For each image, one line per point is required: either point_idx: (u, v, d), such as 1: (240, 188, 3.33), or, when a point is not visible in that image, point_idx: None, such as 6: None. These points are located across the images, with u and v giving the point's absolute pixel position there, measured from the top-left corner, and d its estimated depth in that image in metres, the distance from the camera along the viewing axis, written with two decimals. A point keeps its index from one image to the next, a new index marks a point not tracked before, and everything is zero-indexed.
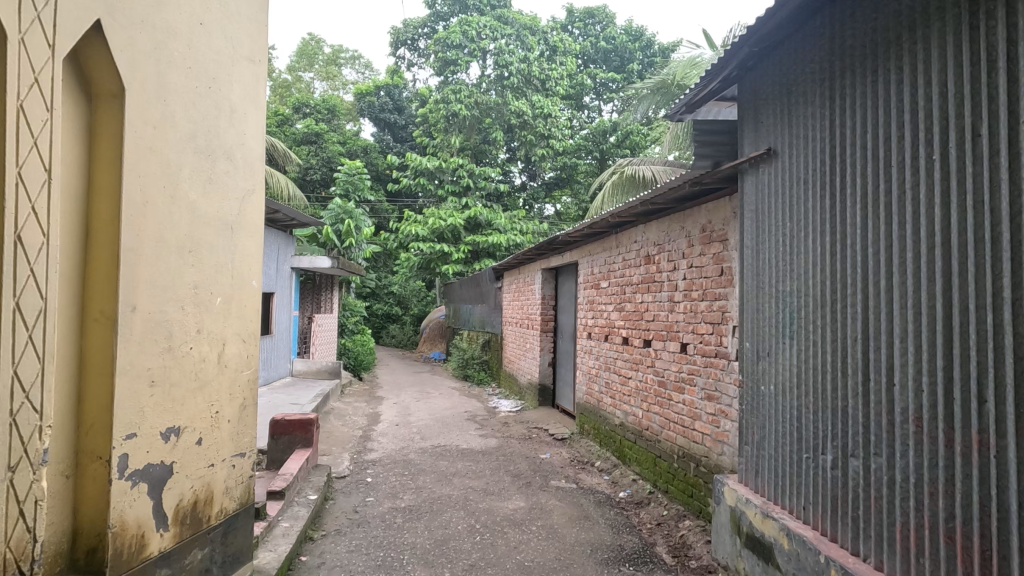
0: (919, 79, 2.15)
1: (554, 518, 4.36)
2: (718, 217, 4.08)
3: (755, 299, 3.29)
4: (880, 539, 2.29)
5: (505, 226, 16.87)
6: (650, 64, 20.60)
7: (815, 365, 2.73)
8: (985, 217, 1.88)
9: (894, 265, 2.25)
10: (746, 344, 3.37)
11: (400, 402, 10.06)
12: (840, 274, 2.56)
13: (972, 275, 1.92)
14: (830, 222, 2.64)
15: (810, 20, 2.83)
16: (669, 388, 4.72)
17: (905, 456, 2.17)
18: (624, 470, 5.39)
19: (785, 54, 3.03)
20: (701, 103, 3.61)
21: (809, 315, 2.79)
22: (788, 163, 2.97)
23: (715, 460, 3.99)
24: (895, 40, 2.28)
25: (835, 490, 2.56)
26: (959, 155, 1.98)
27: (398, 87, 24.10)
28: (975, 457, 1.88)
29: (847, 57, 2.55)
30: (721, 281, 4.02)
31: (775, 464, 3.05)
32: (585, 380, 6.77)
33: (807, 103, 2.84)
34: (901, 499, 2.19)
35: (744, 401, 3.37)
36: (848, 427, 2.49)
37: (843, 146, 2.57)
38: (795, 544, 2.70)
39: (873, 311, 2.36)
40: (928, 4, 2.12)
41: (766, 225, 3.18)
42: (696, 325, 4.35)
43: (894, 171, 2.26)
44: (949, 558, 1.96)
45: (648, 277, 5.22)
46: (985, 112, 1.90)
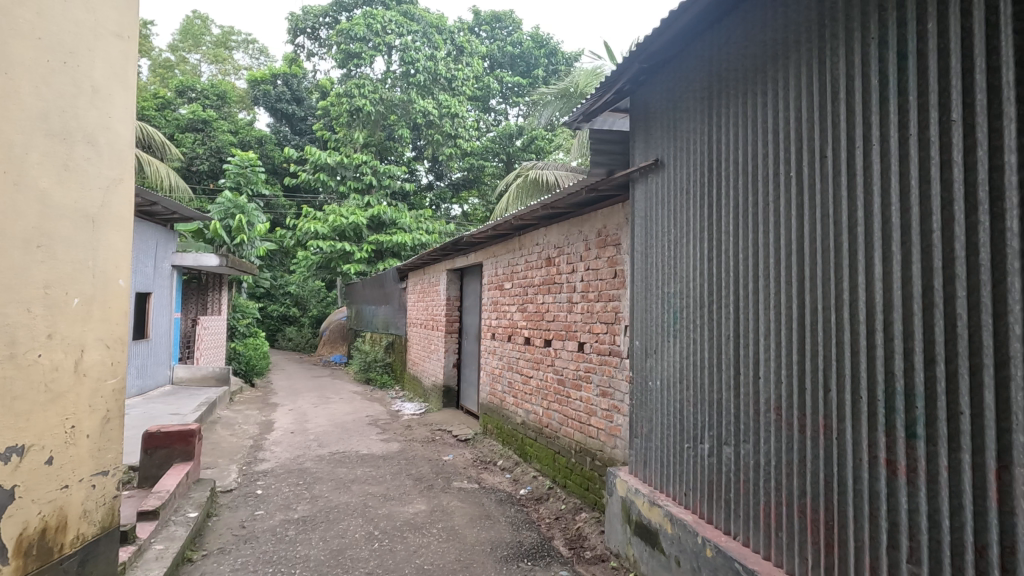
0: (781, 104, 2.41)
1: (455, 520, 4.35)
2: (613, 222, 4.30)
3: (643, 299, 3.51)
4: (747, 518, 2.53)
5: (410, 226, 16.65)
6: (555, 72, 21.26)
7: (694, 361, 2.96)
8: (830, 228, 2.13)
9: (761, 270, 2.49)
10: (636, 343, 3.59)
11: (297, 408, 9.55)
12: (716, 278, 2.80)
13: (821, 280, 2.17)
14: (708, 230, 2.88)
15: (693, 43, 3.06)
16: (568, 386, 4.89)
17: (769, 442, 2.41)
18: (525, 468, 5.51)
19: (671, 73, 3.26)
20: (596, 113, 3.80)
21: (690, 315, 3.02)
22: (674, 173, 3.20)
23: (609, 453, 4.19)
24: (763, 68, 2.53)
25: (710, 476, 2.80)
26: (812, 172, 2.22)
27: (297, 77, 22.83)
28: (821, 439, 2.14)
29: (723, 81, 2.80)
30: (615, 283, 4.23)
31: (660, 454, 3.27)
32: (489, 380, 6.84)
33: (689, 119, 3.07)
34: (764, 480, 2.43)
35: (634, 396, 3.59)
36: (723, 418, 2.72)
37: (719, 161, 2.81)
38: (677, 528, 2.91)
39: (743, 312, 2.61)
40: (788, 39, 2.38)
41: (653, 232, 3.41)
42: (592, 325, 4.54)
43: (761, 186, 2.51)
44: (802, 530, 2.21)
45: (549, 279, 5.38)
46: (830, 136, 2.15)
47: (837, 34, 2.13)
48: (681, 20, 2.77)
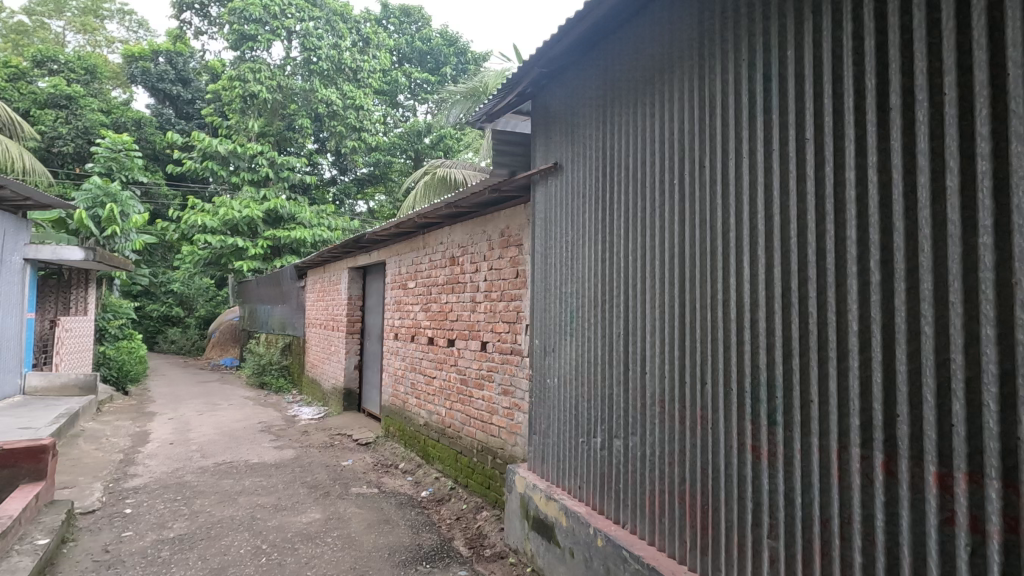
0: (667, 115, 2.55)
1: (352, 526, 4.20)
2: (515, 223, 4.36)
3: (543, 299, 3.60)
4: (635, 507, 2.66)
5: (310, 221, 15.86)
6: (464, 71, 21.27)
7: (589, 359, 3.07)
8: (707, 233, 2.29)
9: (648, 272, 2.63)
10: (536, 341, 3.67)
11: (179, 417, 8.76)
12: (609, 278, 2.92)
13: (699, 281, 2.32)
14: (602, 232, 3.00)
15: (588, 52, 3.17)
16: (470, 385, 4.89)
17: (654, 434, 2.55)
18: (427, 470, 5.44)
19: (569, 79, 3.36)
20: (499, 114, 3.85)
21: (585, 314, 3.13)
22: (572, 177, 3.31)
23: (510, 451, 4.25)
24: (651, 80, 2.67)
25: (602, 469, 2.92)
26: (692, 180, 2.38)
27: (183, 56, 20.95)
28: (699, 429, 2.29)
29: (616, 90, 2.93)
30: (517, 283, 4.29)
31: (557, 449, 3.37)
32: (391, 381, 6.67)
33: (586, 125, 3.18)
34: (649, 470, 2.57)
35: (534, 393, 3.67)
36: (614, 413, 2.85)
37: (613, 166, 2.93)
38: (571, 520, 3.01)
39: (632, 311, 2.74)
40: (672, 54, 2.53)
41: (552, 233, 3.51)
42: (495, 324, 4.57)
43: (648, 191, 2.65)
44: (681, 515, 2.36)
45: (452, 278, 5.35)
46: (707, 148, 2.31)
47: (714, 52, 2.29)
48: (578, 27, 2.87)
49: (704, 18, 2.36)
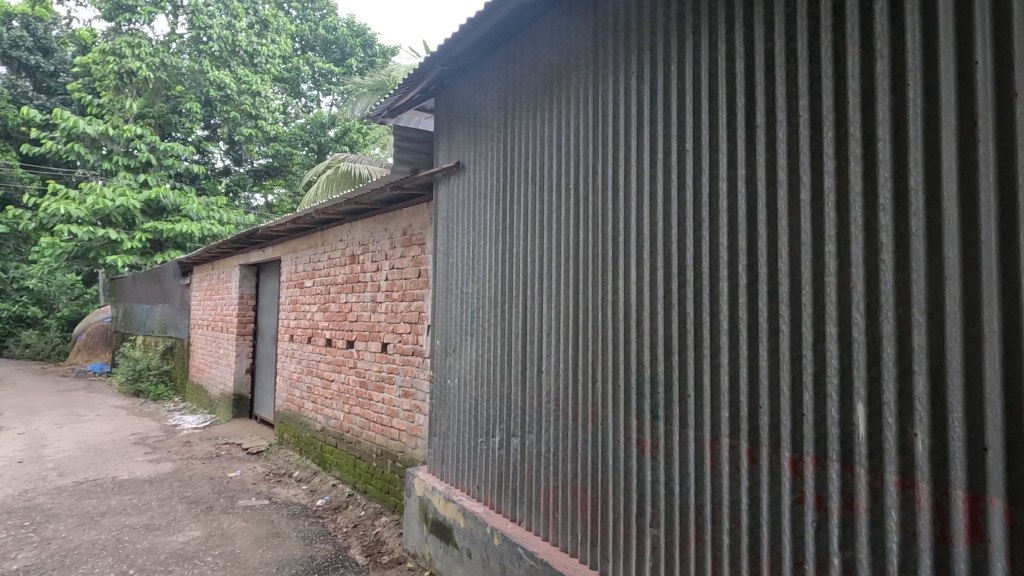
0: (564, 122, 2.62)
1: (237, 542, 3.91)
2: (417, 221, 4.29)
3: (444, 299, 3.57)
4: (530, 503, 2.71)
5: (198, 214, 14.60)
6: (371, 64, 20.68)
7: (488, 359, 3.09)
8: (599, 237, 2.37)
9: (545, 273, 2.68)
10: (437, 341, 3.63)
11: (31, 431, 7.70)
12: (508, 278, 2.95)
13: (591, 282, 2.40)
14: (503, 233, 3.02)
15: (491, 53, 3.18)
16: (370, 388, 4.74)
17: (550, 431, 2.61)
18: (324, 477, 5.21)
19: (471, 80, 3.36)
20: (402, 110, 3.78)
21: (485, 314, 3.14)
22: (473, 177, 3.31)
23: (410, 454, 4.16)
24: (549, 86, 2.73)
25: (500, 468, 2.95)
26: (587, 185, 2.45)
27: (43, 21, 18.49)
28: (590, 426, 2.37)
29: (517, 93, 2.96)
30: (419, 283, 4.22)
31: (457, 450, 3.35)
32: (286, 385, 6.31)
33: (488, 127, 3.20)
34: (545, 467, 2.63)
35: (434, 395, 3.63)
36: (511, 412, 2.88)
37: (513, 168, 2.96)
38: (468, 521, 3.01)
39: (530, 311, 2.78)
40: (569, 62, 2.60)
41: (454, 232, 3.49)
42: (396, 325, 4.47)
43: (546, 194, 2.70)
44: (573, 509, 2.44)
45: (352, 277, 5.15)
46: (599, 155, 2.39)
47: (607, 64, 2.38)
48: (481, 28, 2.88)
49: (598, 28, 2.44)
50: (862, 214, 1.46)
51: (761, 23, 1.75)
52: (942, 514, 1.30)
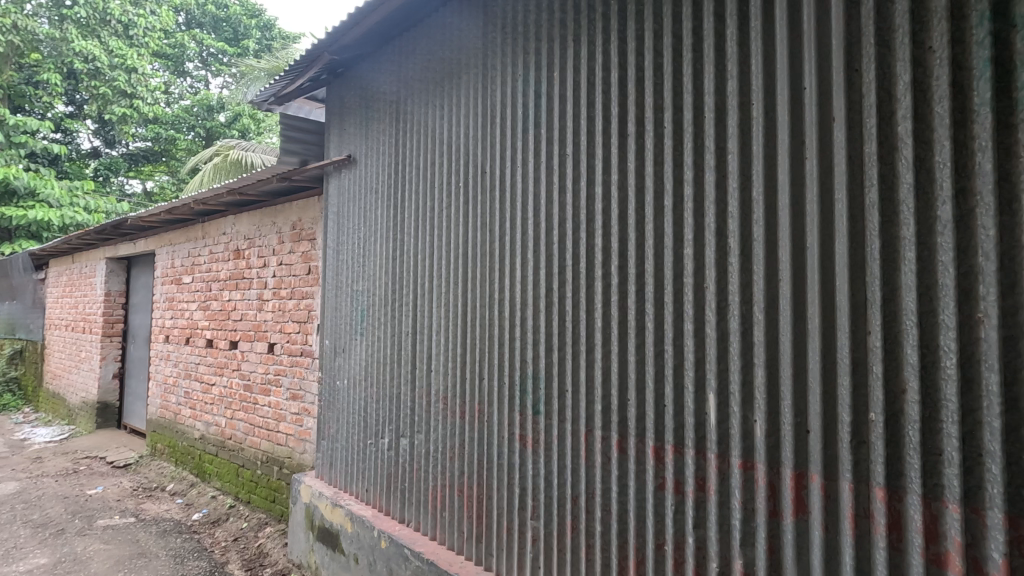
0: (455, 119, 2.61)
1: (93, 567, 3.52)
2: (308, 216, 4.10)
3: (334, 297, 3.43)
4: (418, 504, 2.68)
5: (58, 200, 12.91)
6: (268, 48, 19.44)
7: (378, 359, 3.02)
8: (487, 236, 2.40)
9: (436, 271, 2.67)
10: (326, 340, 3.49)
11: None
12: (399, 276, 2.90)
13: (479, 280, 2.42)
14: (394, 230, 2.96)
15: (383, 46, 3.12)
16: (255, 391, 4.45)
17: (437, 430, 2.60)
18: (202, 489, 4.82)
19: (363, 71, 3.26)
20: (290, 98, 3.66)
21: (376, 312, 3.06)
22: (365, 171, 3.22)
23: (297, 460, 3.97)
24: (441, 83, 2.71)
25: (389, 469, 2.89)
26: (476, 185, 2.47)
27: None
28: (476, 423, 2.39)
29: (409, 87, 2.91)
30: (309, 280, 4.03)
31: (345, 453, 3.24)
32: (160, 391, 5.77)
33: (379, 121, 3.12)
34: (432, 466, 2.61)
35: (323, 396, 3.48)
36: (401, 412, 2.83)
37: (404, 164, 2.92)
38: (355, 526, 2.92)
39: (420, 309, 2.75)
40: (460, 60, 2.60)
41: (345, 227, 3.37)
42: (283, 324, 4.23)
43: (437, 192, 2.68)
44: (459, 507, 2.45)
45: (236, 273, 4.82)
46: (489, 155, 2.41)
47: (496, 65, 2.41)
48: (372, 17, 2.80)
49: (487, 30, 2.46)
50: (714, 220, 1.59)
51: (633, 37, 1.85)
52: (774, 491, 1.44)
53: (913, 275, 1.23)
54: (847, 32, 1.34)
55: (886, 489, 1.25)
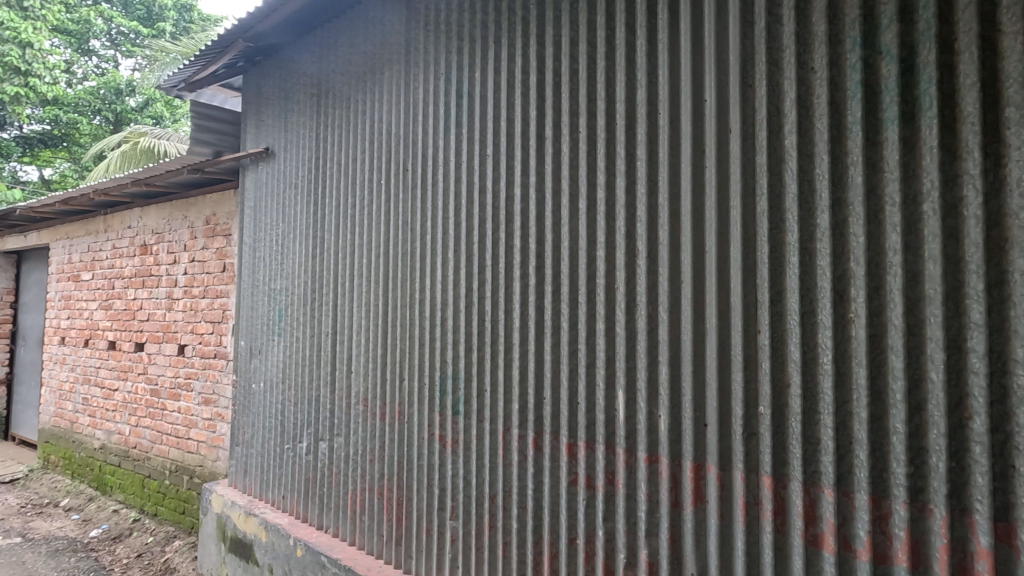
0: (377, 115, 2.56)
1: None
2: (223, 210, 3.88)
3: (250, 296, 3.27)
4: (337, 509, 2.61)
5: None
6: (186, 30, 18.18)
7: (297, 360, 2.90)
8: (408, 234, 2.36)
9: (357, 269, 2.60)
10: (241, 342, 3.32)
11: None
12: (318, 275, 2.81)
13: (400, 278, 2.38)
14: (314, 227, 2.86)
15: (304, 35, 3.01)
16: (163, 397, 4.16)
17: (357, 433, 2.54)
18: (102, 503, 4.46)
19: (283, 60, 3.13)
20: (203, 85, 3.45)
21: (294, 312, 2.95)
22: (284, 165, 3.09)
23: (210, 468, 3.76)
24: (363, 77, 2.65)
25: (307, 475, 2.79)
26: (397, 182, 2.43)
27: None
28: (397, 424, 2.36)
29: (331, 80, 2.82)
30: (223, 278, 3.82)
31: (261, 460, 3.10)
32: (54, 398, 5.29)
33: (299, 113, 3.01)
34: (352, 469, 2.55)
35: (237, 400, 3.32)
36: (320, 414, 2.74)
37: (325, 159, 2.83)
38: (270, 535, 2.80)
39: (341, 308, 2.67)
40: (383, 55, 2.55)
41: (262, 222, 3.22)
42: (195, 324, 3.99)
43: (359, 189, 2.62)
44: (379, 510, 2.40)
45: (143, 270, 4.49)
46: (411, 152, 2.38)
47: (418, 62, 2.38)
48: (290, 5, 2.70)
49: (410, 26, 2.43)
50: (624, 223, 1.65)
51: (551, 42, 1.88)
52: (676, 483, 1.51)
53: (796, 278, 1.32)
54: (742, 49, 1.43)
55: (772, 477, 1.34)
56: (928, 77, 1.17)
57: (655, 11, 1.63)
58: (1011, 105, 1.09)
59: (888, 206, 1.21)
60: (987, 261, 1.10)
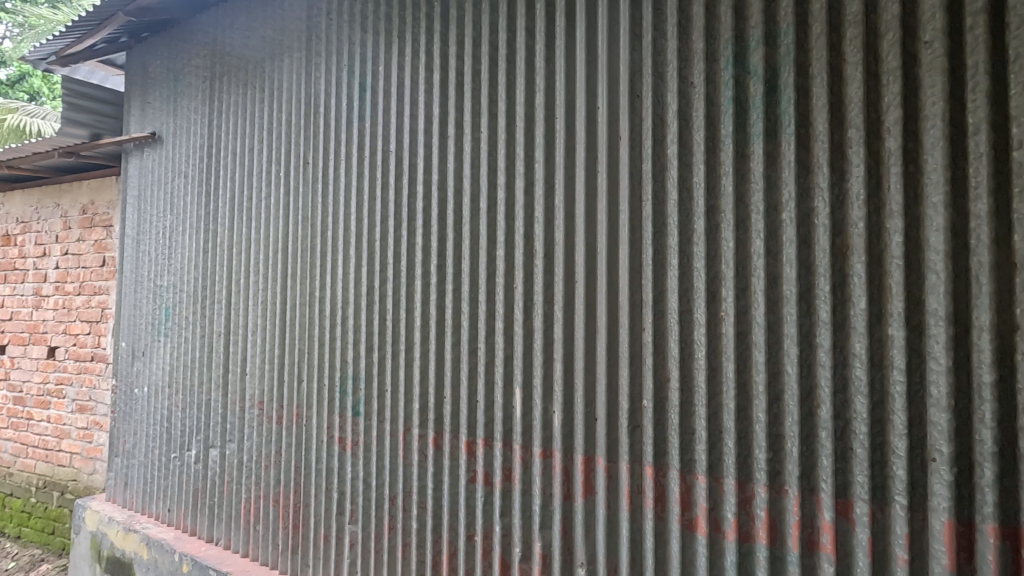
0: (276, 103, 2.44)
1: None
2: (103, 198, 3.54)
3: (132, 293, 3.00)
4: (229, 519, 2.46)
5: None
6: None
7: (185, 362, 2.70)
8: (308, 230, 2.27)
9: (252, 265, 2.46)
10: (122, 343, 3.04)
11: None
12: (210, 272, 2.63)
13: (299, 275, 2.28)
14: (205, 220, 2.68)
15: (197, 14, 2.82)
16: (28, 405, 3.73)
17: (252, 438, 2.41)
18: None
19: (173, 38, 2.91)
20: (79, 59, 3.14)
21: (183, 311, 2.74)
22: (173, 151, 2.86)
23: (85, 482, 3.42)
24: (261, 63, 2.51)
25: (195, 485, 2.61)
26: (297, 175, 2.33)
27: None
28: (294, 427, 2.26)
29: (226, 63, 2.65)
30: (102, 273, 3.48)
31: (144, 471, 2.86)
32: None
33: (190, 96, 2.80)
34: (245, 477, 2.41)
35: (117, 406, 3.03)
36: (210, 420, 2.57)
37: (219, 148, 2.65)
38: (153, 551, 2.60)
39: (234, 307, 2.52)
40: (283, 40, 2.43)
41: (147, 214, 2.97)
42: (68, 324, 3.60)
43: (255, 180, 2.48)
44: (274, 518, 2.29)
45: (5, 263, 3.99)
46: (312, 144, 2.29)
47: (320, 51, 2.30)
48: None
49: (312, 13, 2.34)
50: (523, 223, 1.68)
51: (455, 41, 1.87)
52: (568, 475, 1.56)
53: (676, 279, 1.41)
54: (631, 61, 1.51)
55: (653, 466, 1.42)
56: (787, 99, 1.29)
57: (553, 19, 1.67)
58: (853, 127, 1.22)
59: (753, 214, 1.32)
60: (832, 265, 1.23)
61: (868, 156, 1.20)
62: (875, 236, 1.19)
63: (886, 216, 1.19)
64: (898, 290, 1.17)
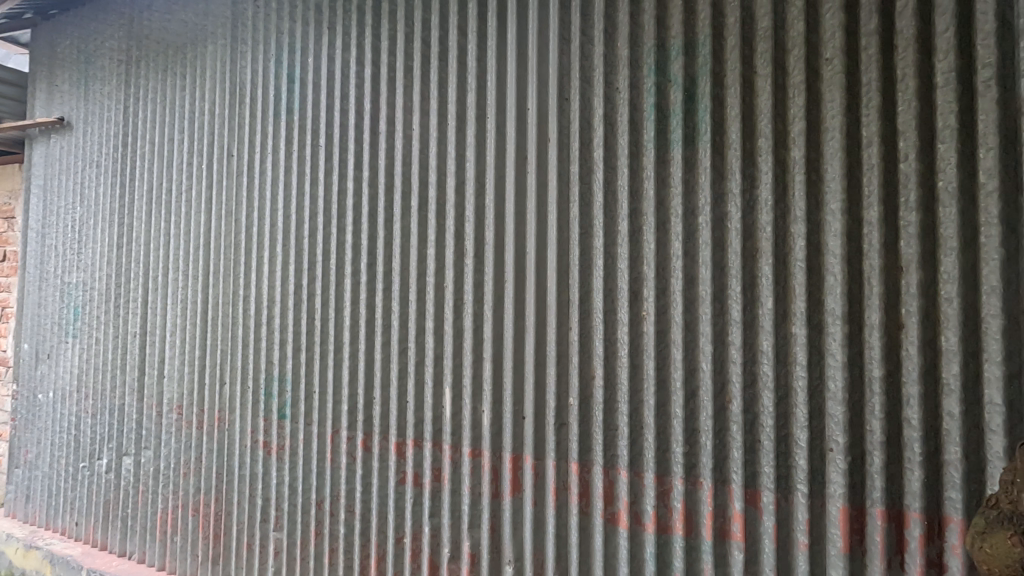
0: (198, 91, 2.32)
1: None
2: (3, 188, 3.26)
3: (36, 291, 2.78)
4: (144, 531, 2.32)
5: None
6: None
7: (96, 365, 2.53)
8: (232, 226, 2.17)
9: (171, 262, 2.33)
10: (24, 345, 2.81)
11: None
12: (124, 268, 2.47)
13: (222, 273, 2.18)
14: (120, 213, 2.51)
15: None
16: None
17: (169, 445, 2.28)
18: None
19: (84, 16, 2.71)
20: None
21: (94, 311, 2.56)
22: (83, 139, 2.67)
23: None
24: (182, 48, 2.38)
25: (107, 496, 2.44)
26: (220, 168, 2.22)
27: None
28: (216, 433, 2.15)
29: (143, 46, 2.49)
30: (3, 270, 3.20)
31: (48, 482, 2.65)
32: None
33: (104, 80, 2.62)
34: (162, 486, 2.28)
35: (18, 413, 2.80)
36: (123, 427, 2.41)
37: (135, 137, 2.49)
38: (57, 569, 2.41)
39: (151, 306, 2.38)
40: (206, 26, 2.31)
41: (53, 205, 2.75)
42: None
43: (175, 172, 2.35)
44: (193, 528, 2.18)
45: None
46: (236, 136, 2.19)
47: (246, 39, 2.20)
48: None
49: None
50: (454, 222, 1.67)
51: (387, 36, 1.84)
52: (496, 474, 1.57)
53: (601, 279, 1.44)
54: (560, 64, 1.53)
55: (578, 463, 1.44)
56: (704, 107, 1.35)
57: (485, 19, 1.67)
58: (763, 136, 1.29)
59: (673, 217, 1.37)
60: (743, 267, 1.29)
61: (775, 164, 1.27)
62: (781, 240, 1.27)
63: (791, 221, 1.26)
64: (801, 290, 1.24)
